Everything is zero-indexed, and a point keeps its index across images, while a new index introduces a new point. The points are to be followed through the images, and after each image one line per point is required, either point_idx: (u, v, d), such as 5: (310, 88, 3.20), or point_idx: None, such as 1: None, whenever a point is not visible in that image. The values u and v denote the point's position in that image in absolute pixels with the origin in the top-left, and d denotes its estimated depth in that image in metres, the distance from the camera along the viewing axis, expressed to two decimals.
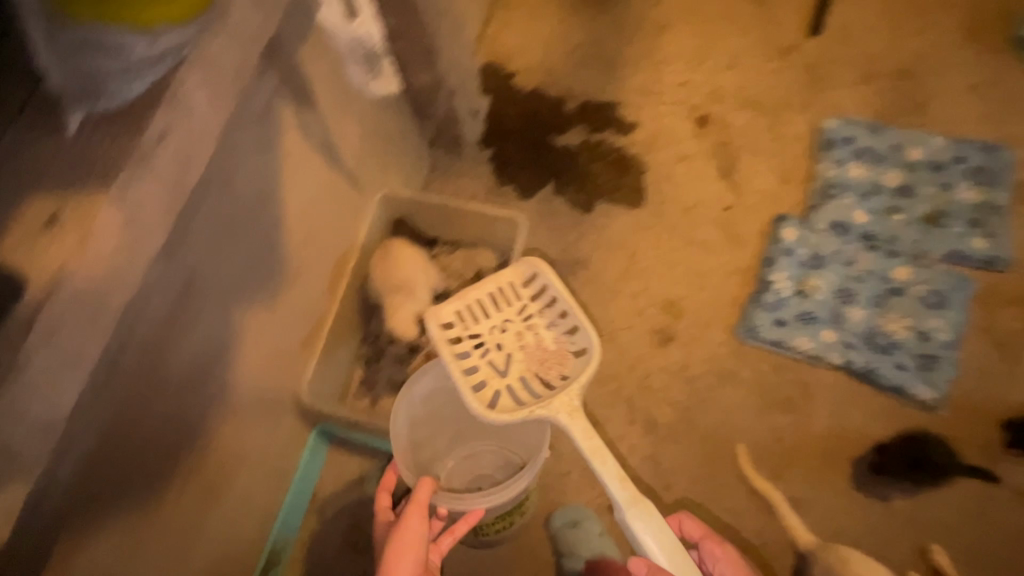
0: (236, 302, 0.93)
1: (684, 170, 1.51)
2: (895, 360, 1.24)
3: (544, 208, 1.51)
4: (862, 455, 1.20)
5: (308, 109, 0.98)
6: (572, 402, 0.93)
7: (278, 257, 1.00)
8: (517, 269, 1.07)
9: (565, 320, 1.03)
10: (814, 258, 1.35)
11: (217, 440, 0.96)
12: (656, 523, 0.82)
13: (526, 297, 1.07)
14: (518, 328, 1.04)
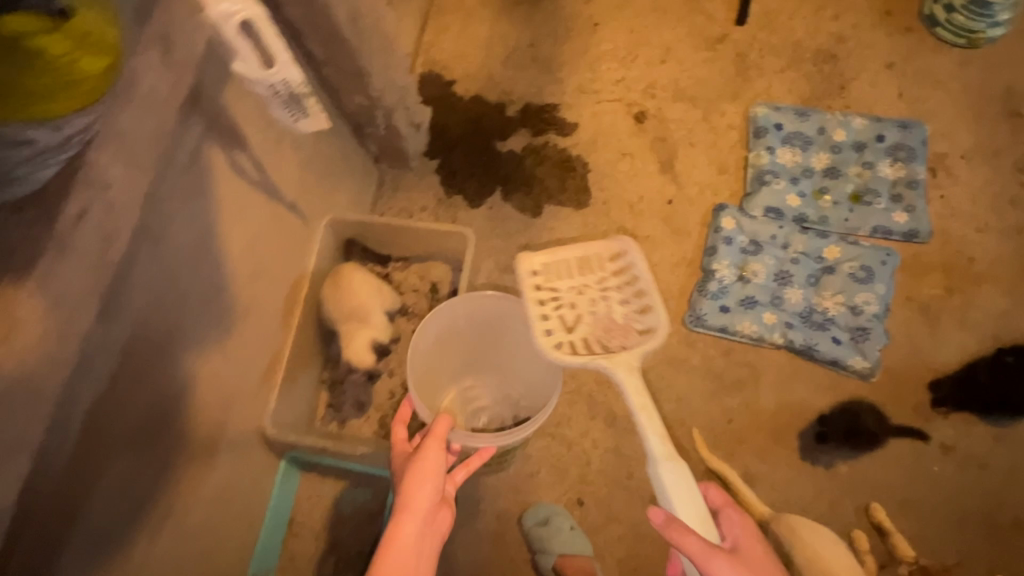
0: (187, 353, 0.92)
1: (626, 167, 1.55)
2: (832, 334, 1.32)
3: (493, 215, 1.54)
4: (807, 426, 1.28)
5: (238, 149, 0.96)
6: (631, 364, 1.02)
7: (226, 299, 0.99)
8: (610, 242, 1.17)
9: (641, 299, 1.12)
10: (753, 244, 1.42)
11: (188, 489, 0.96)
12: (685, 479, 0.91)
13: (610, 269, 1.17)
14: (596, 293, 1.14)
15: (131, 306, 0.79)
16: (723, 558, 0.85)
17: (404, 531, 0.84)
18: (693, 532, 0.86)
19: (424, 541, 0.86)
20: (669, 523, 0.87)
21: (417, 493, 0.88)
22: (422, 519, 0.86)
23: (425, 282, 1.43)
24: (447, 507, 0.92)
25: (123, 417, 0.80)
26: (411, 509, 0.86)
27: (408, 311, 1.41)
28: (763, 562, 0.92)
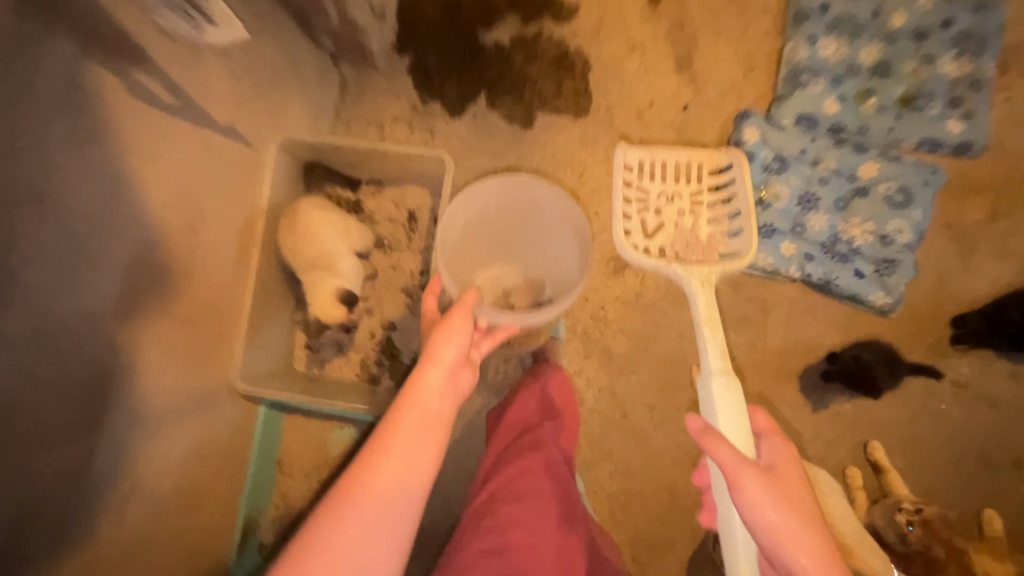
0: (121, 325, 0.80)
1: (635, 64, 1.30)
2: (854, 268, 1.19)
3: (478, 127, 1.31)
4: (814, 364, 1.21)
5: (139, 69, 0.75)
6: (708, 275, 1.01)
7: (160, 257, 0.85)
8: (716, 155, 1.17)
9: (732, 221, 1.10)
10: (778, 161, 1.23)
11: (153, 460, 0.90)
12: (734, 402, 0.85)
13: (707, 185, 1.15)
14: (686, 206, 1.14)
15: (27, 290, 0.64)
16: (755, 472, 0.78)
17: (428, 379, 0.73)
18: (728, 443, 0.80)
19: (449, 396, 0.74)
20: (701, 432, 0.81)
21: (445, 343, 0.76)
22: (448, 369, 0.75)
23: (400, 209, 1.27)
24: (469, 368, 0.81)
25: (50, 411, 0.71)
26: (436, 361, 0.75)
27: (386, 244, 1.26)
28: (796, 480, 0.81)
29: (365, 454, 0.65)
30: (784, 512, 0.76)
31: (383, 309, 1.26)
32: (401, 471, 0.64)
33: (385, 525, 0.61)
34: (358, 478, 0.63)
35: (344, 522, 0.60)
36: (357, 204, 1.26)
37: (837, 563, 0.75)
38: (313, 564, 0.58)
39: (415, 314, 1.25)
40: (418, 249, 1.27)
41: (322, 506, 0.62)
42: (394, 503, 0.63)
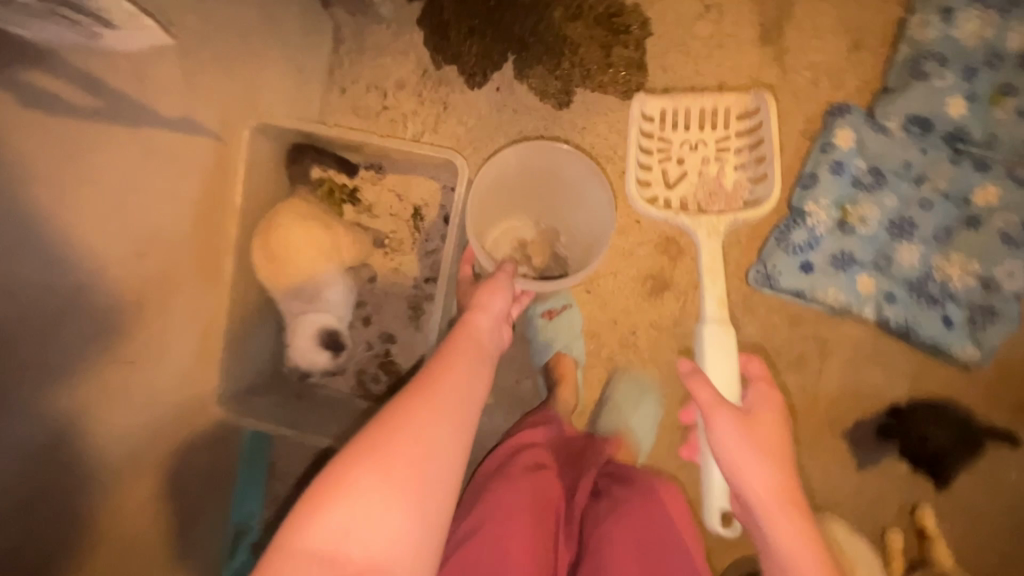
0: (43, 386, 0.65)
1: (708, 31, 1.03)
2: (943, 314, 0.99)
3: (502, 103, 1.07)
4: (873, 416, 1.05)
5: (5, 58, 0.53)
6: (717, 225, 0.90)
7: (87, 295, 0.68)
8: (744, 95, 0.95)
9: (759, 165, 0.93)
10: (872, 175, 0.98)
11: (120, 506, 0.81)
12: (724, 348, 0.84)
13: (732, 128, 0.96)
14: (709, 153, 0.96)
15: None
16: (727, 412, 0.74)
17: (480, 321, 0.76)
18: (711, 385, 0.77)
19: (496, 340, 0.77)
20: (686, 373, 0.79)
21: (494, 294, 0.81)
22: (496, 316, 0.79)
23: (403, 203, 1.07)
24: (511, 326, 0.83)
25: None
26: (486, 307, 0.78)
27: (386, 245, 1.07)
28: (772, 425, 0.74)
29: (427, 370, 0.66)
30: (744, 444, 0.70)
31: (382, 318, 1.08)
32: (463, 380, 0.66)
33: (433, 455, 0.58)
34: (427, 383, 0.63)
35: (398, 439, 0.56)
36: (354, 194, 1.06)
37: (797, 509, 0.67)
38: (368, 475, 0.54)
39: (416, 329, 1.07)
40: (422, 253, 1.07)
41: (376, 420, 0.59)
42: (436, 433, 0.59)
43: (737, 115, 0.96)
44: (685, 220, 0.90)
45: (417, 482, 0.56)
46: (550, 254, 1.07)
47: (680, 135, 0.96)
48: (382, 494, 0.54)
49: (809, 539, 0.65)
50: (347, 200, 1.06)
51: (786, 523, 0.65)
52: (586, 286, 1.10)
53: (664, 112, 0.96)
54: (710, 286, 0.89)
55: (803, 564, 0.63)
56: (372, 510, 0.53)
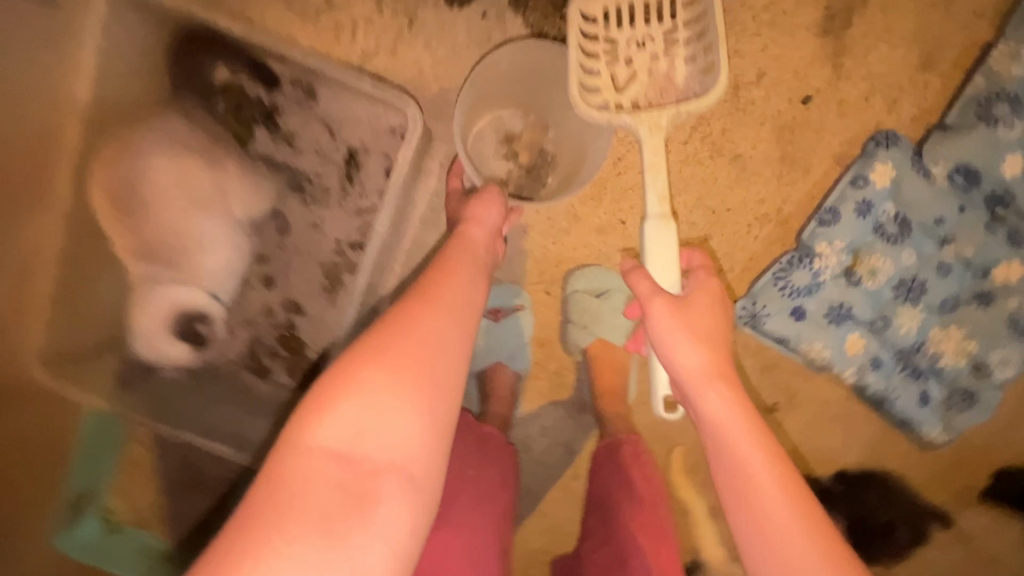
0: None
1: (759, 2, 0.83)
2: (923, 389, 0.90)
3: (485, 35, 0.83)
4: (816, 478, 0.96)
5: None
6: (659, 118, 0.69)
7: None
8: None
9: (710, 55, 0.72)
10: (898, 225, 0.84)
11: None
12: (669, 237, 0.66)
13: (681, 17, 0.74)
14: (658, 49, 0.74)
15: None
16: (663, 300, 0.61)
17: (475, 233, 0.67)
18: (652, 279, 0.64)
19: (493, 254, 0.68)
20: (626, 270, 0.66)
21: (485, 207, 0.71)
22: (492, 230, 0.69)
23: (335, 141, 0.81)
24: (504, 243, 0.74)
25: None
26: (479, 220, 0.69)
27: (305, 190, 0.83)
28: (710, 311, 0.62)
29: (428, 277, 0.58)
30: (673, 324, 0.60)
31: (289, 283, 0.85)
32: (470, 291, 0.58)
33: (443, 358, 0.50)
34: (432, 289, 0.55)
35: (404, 338, 0.49)
36: (272, 117, 0.80)
37: (728, 383, 0.57)
38: (376, 373, 0.47)
39: (332, 304, 0.84)
40: (352, 210, 0.83)
41: (379, 323, 0.51)
42: (446, 334, 0.52)
43: (685, 3, 0.74)
44: (625, 116, 0.70)
45: (427, 384, 0.48)
46: (538, 151, 0.86)
47: (626, 32, 0.75)
48: (391, 395, 0.46)
49: (743, 407, 0.55)
50: (262, 123, 0.80)
51: (714, 397, 0.56)
52: (547, 286, 0.92)
53: (609, 11, 0.75)
54: (651, 180, 0.68)
55: (736, 441, 0.53)
56: (381, 410, 0.46)
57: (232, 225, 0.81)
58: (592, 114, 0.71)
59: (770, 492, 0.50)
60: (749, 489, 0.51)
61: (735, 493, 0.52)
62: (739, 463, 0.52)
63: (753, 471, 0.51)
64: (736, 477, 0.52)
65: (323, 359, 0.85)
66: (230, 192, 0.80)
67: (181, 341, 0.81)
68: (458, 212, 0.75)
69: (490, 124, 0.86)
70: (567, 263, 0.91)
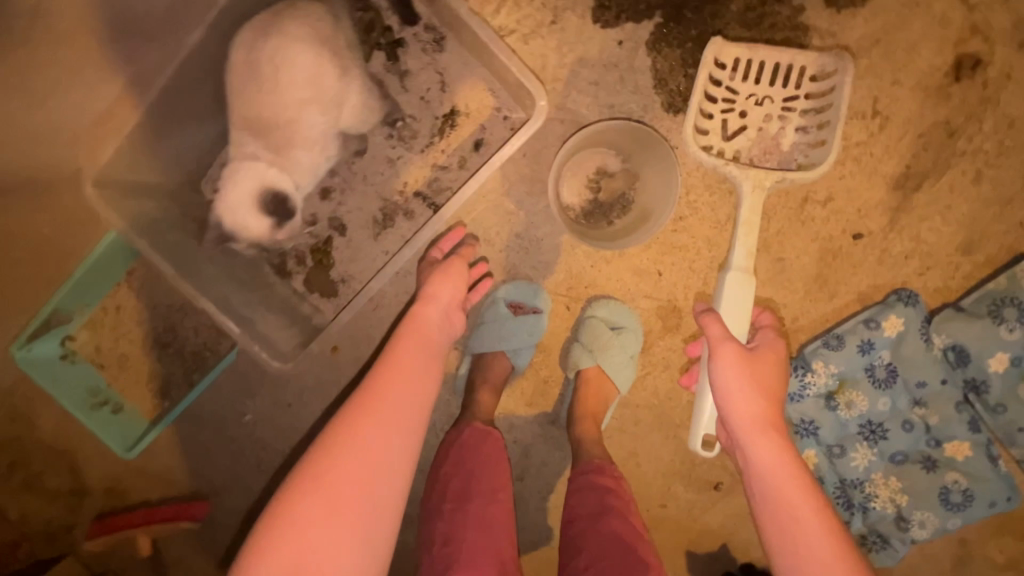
0: None
1: (854, 138, 0.90)
2: (847, 519, 0.96)
3: (613, 62, 0.88)
4: (727, 562, 1.02)
5: None
6: (764, 180, 0.82)
7: None
8: (819, 57, 0.82)
9: (821, 131, 0.83)
10: (888, 372, 0.92)
11: None
12: (744, 292, 0.80)
13: (803, 88, 0.83)
14: (773, 110, 0.83)
15: None
16: (734, 345, 0.72)
17: (429, 312, 0.74)
18: (723, 324, 0.75)
19: (446, 330, 0.74)
20: (700, 312, 0.78)
21: (442, 285, 0.77)
22: (446, 306, 0.76)
23: (442, 95, 0.86)
24: (464, 314, 0.79)
25: None
26: (435, 298, 0.76)
27: (395, 126, 0.86)
28: (771, 366, 0.74)
29: (370, 377, 0.64)
30: (736, 371, 0.70)
31: (343, 201, 0.88)
32: (410, 389, 0.64)
33: (376, 474, 0.57)
34: (367, 399, 0.61)
35: (335, 467, 0.56)
36: (396, 50, 0.84)
37: (779, 433, 0.66)
38: (306, 509, 0.54)
39: (376, 237, 0.89)
40: (429, 161, 0.87)
41: (312, 450, 0.58)
42: (378, 453, 0.58)
43: (812, 76, 0.83)
44: (734, 169, 0.82)
45: (358, 507, 0.55)
46: (619, 194, 0.91)
47: (748, 88, 0.83)
48: (322, 528, 0.53)
49: (788, 456, 0.65)
50: (383, 49, 0.84)
51: (765, 443, 0.65)
52: (569, 302, 0.96)
53: (738, 61, 0.83)
54: (742, 237, 0.82)
55: (785, 488, 0.62)
56: (312, 544, 0.53)
57: (335, 129, 0.78)
58: (703, 156, 0.81)
59: (813, 529, 0.59)
60: (794, 525, 0.60)
61: (780, 530, 0.61)
62: (788, 510, 0.61)
63: (798, 509, 0.61)
64: (786, 518, 0.61)
65: (343, 282, 0.90)
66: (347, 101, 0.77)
67: (267, 215, 0.73)
68: (423, 280, 0.81)
69: (583, 161, 0.91)
70: (595, 289, 0.96)
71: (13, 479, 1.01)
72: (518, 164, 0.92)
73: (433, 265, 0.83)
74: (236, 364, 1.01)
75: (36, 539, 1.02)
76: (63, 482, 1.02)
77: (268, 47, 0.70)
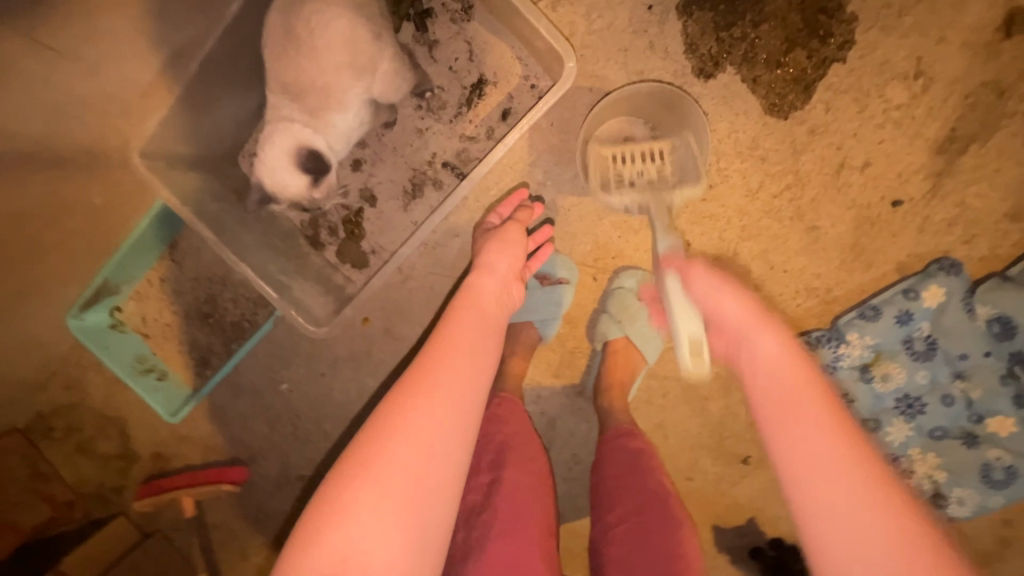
0: None
1: (896, 100, 0.87)
2: None
3: (643, 27, 0.87)
4: (755, 534, 1.02)
5: None
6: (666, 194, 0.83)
7: None
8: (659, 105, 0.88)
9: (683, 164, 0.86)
10: (927, 346, 0.89)
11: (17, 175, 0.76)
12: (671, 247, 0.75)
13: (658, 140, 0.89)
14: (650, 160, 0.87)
15: None
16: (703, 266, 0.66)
17: (485, 284, 0.69)
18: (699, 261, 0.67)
19: (504, 302, 0.69)
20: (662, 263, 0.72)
21: (499, 253, 0.74)
22: (504, 279, 0.71)
23: (469, 65, 0.86)
24: (524, 285, 0.75)
25: None
26: (491, 270, 0.71)
27: (424, 98, 0.87)
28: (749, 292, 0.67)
29: (427, 351, 0.57)
30: (717, 280, 0.63)
31: (374, 172, 0.90)
32: (472, 366, 0.57)
33: (436, 457, 0.50)
34: (426, 373, 0.54)
35: (393, 448, 0.48)
36: (424, 20, 0.85)
37: (780, 326, 0.56)
38: (362, 495, 0.47)
39: (405, 207, 0.91)
40: (457, 132, 0.88)
41: (366, 430, 0.51)
42: (438, 433, 0.50)
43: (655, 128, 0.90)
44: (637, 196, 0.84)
45: (417, 494, 0.48)
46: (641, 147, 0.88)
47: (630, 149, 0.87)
48: (381, 520, 0.46)
49: (792, 346, 0.54)
50: (412, 20, 0.85)
51: (766, 337, 0.55)
52: (596, 273, 0.96)
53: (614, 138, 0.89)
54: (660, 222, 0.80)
55: (788, 373, 0.51)
56: (371, 534, 0.46)
57: (367, 97, 0.79)
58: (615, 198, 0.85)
59: (818, 416, 0.48)
60: (790, 403, 0.50)
61: (778, 417, 0.50)
62: (792, 399, 0.50)
63: (804, 394, 0.50)
64: (784, 399, 0.50)
65: (374, 253, 0.93)
66: (381, 65, 0.77)
67: (303, 173, 0.77)
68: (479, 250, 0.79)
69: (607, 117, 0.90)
70: (622, 259, 0.96)
71: (68, 442, 1.05)
72: (545, 134, 0.92)
73: (490, 230, 0.82)
74: (272, 334, 1.04)
75: (88, 499, 1.07)
76: (113, 446, 1.07)
77: (302, 11, 0.72)
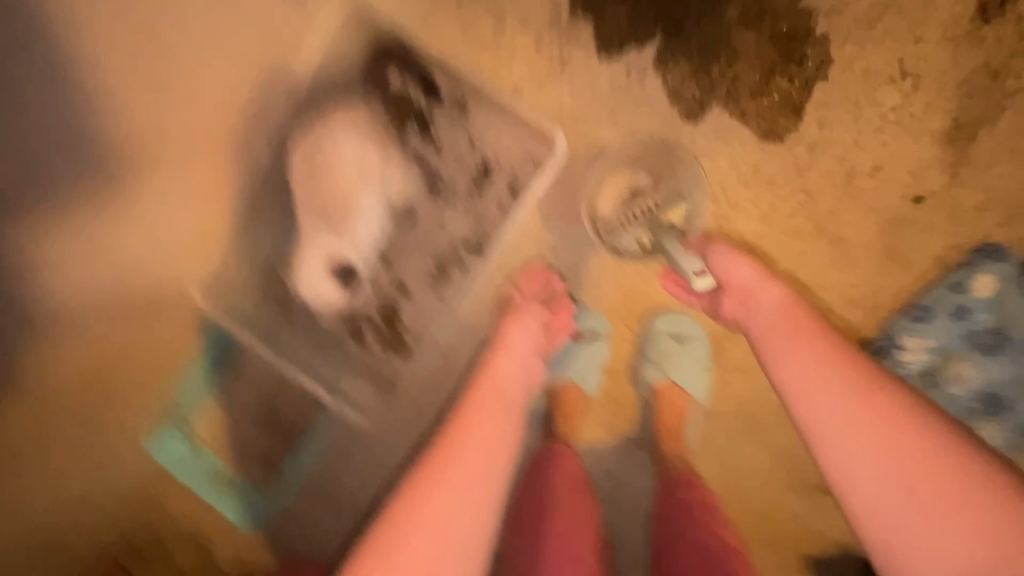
0: None
1: (889, 103, 0.88)
2: None
3: (625, 87, 0.92)
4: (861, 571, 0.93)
5: None
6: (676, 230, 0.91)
7: None
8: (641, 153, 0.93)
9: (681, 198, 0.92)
10: (993, 336, 0.84)
11: None
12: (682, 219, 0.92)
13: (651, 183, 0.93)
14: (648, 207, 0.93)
15: None
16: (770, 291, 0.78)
17: (504, 366, 0.79)
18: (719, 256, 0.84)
19: (522, 383, 0.79)
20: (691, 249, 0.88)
21: (515, 330, 0.83)
22: (521, 358, 0.81)
23: (472, 152, 0.94)
24: (541, 361, 0.84)
25: None
26: (509, 350, 0.81)
27: (437, 190, 0.95)
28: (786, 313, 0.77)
29: (444, 442, 0.69)
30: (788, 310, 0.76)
31: (402, 264, 0.96)
32: (482, 456, 0.68)
33: (447, 545, 0.61)
34: (442, 467, 0.66)
35: (409, 537, 0.61)
36: (426, 123, 0.93)
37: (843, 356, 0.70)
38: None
39: (436, 290, 0.97)
40: (472, 214, 0.95)
41: (387, 519, 0.63)
42: (447, 525, 0.62)
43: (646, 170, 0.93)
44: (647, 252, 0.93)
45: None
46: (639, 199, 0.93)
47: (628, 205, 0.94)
48: None
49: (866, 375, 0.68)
50: (416, 125, 0.93)
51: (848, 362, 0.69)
52: (628, 320, 0.97)
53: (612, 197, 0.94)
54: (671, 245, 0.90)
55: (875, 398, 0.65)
56: None
57: (385, 202, 0.93)
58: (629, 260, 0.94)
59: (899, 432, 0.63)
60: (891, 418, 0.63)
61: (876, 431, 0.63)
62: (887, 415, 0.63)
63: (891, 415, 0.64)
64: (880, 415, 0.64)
65: (414, 339, 0.98)
66: (390, 175, 0.93)
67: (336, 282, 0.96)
68: (498, 326, 0.87)
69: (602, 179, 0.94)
70: (652, 303, 0.96)
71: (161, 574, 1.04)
72: (553, 200, 0.97)
73: (509, 307, 0.90)
74: None
75: None
76: None
77: (321, 150, 0.92)
